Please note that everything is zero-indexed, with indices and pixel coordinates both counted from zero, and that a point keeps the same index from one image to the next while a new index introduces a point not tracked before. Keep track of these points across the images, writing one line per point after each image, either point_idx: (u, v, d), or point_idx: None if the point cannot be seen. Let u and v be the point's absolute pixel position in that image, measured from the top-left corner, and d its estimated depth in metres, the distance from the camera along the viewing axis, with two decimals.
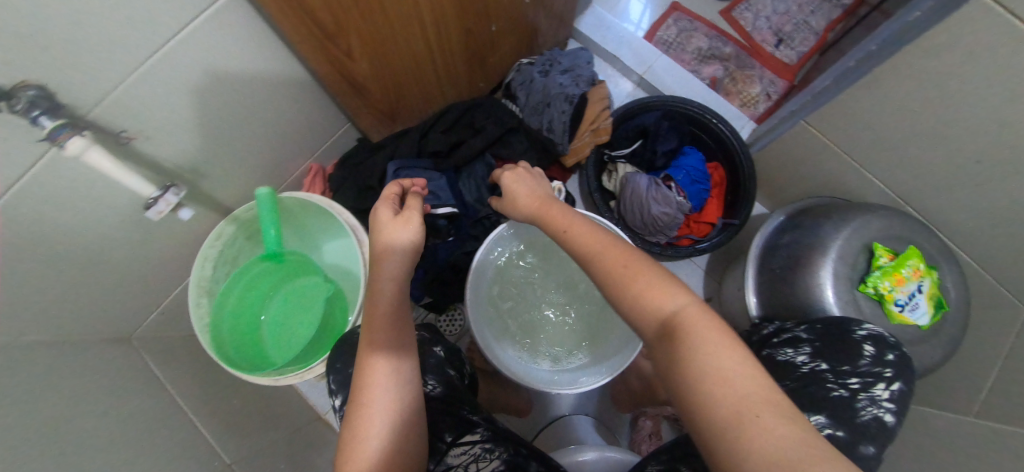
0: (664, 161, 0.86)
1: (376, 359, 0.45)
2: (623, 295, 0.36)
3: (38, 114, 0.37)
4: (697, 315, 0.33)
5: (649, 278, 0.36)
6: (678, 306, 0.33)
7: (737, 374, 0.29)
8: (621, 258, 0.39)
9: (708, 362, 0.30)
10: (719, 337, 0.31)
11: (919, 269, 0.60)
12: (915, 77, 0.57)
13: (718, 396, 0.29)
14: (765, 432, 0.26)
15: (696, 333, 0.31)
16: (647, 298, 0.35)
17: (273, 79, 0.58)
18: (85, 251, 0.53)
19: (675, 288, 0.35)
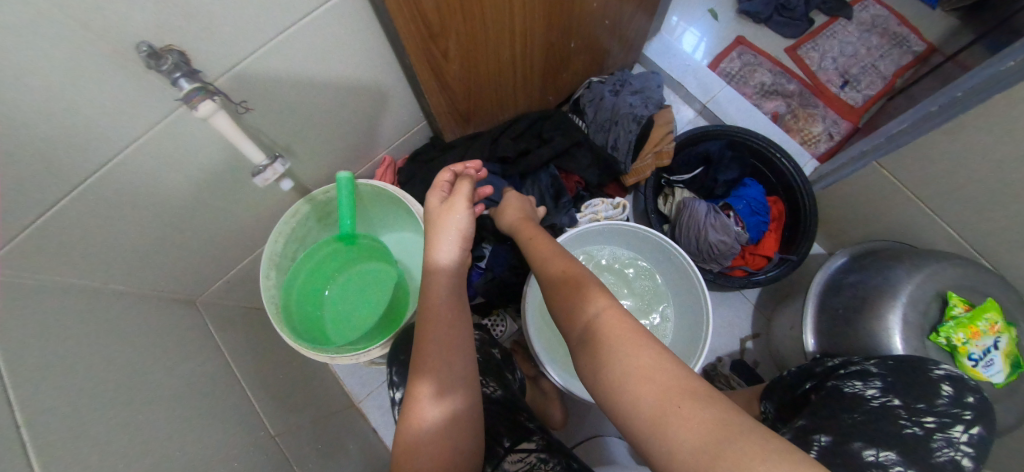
0: (723, 190, 0.86)
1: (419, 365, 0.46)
2: (563, 311, 0.40)
3: (179, 76, 0.40)
4: (613, 318, 0.36)
5: (577, 290, 0.40)
6: (600, 309, 0.37)
7: (647, 366, 0.32)
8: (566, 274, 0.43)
9: (617, 360, 0.33)
10: (628, 336, 0.34)
11: (996, 323, 0.57)
12: (1005, 126, 0.56)
13: (640, 393, 0.30)
14: (675, 423, 0.28)
15: (611, 338, 0.34)
16: (578, 311, 0.39)
17: (371, 71, 0.62)
18: (178, 211, 0.57)
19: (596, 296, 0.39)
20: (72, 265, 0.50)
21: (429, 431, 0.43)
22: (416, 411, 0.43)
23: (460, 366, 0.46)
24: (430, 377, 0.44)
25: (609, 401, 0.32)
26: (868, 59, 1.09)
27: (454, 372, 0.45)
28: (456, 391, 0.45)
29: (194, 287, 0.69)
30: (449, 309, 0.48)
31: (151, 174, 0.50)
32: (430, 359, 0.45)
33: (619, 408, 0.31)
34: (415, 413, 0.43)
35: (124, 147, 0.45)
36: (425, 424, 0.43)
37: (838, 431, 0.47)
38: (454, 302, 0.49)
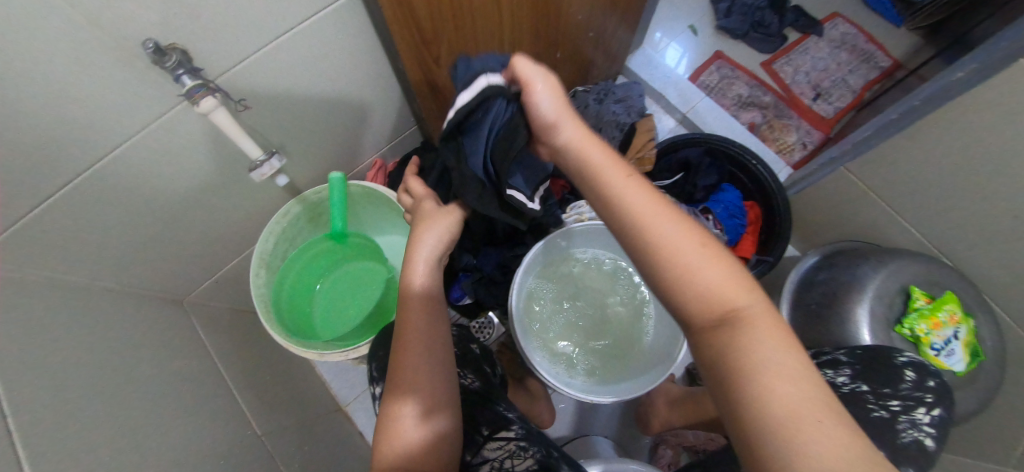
0: (703, 195, 0.89)
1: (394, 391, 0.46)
2: (682, 281, 0.32)
3: (182, 73, 0.43)
4: (762, 315, 0.31)
5: (720, 265, 0.32)
6: (747, 301, 0.31)
7: (793, 374, 0.28)
8: (692, 236, 0.33)
9: (765, 359, 0.29)
10: (779, 342, 0.30)
11: (954, 314, 0.62)
12: (958, 132, 0.61)
13: (785, 405, 0.27)
14: (826, 442, 0.25)
15: (757, 336, 0.30)
16: (714, 295, 0.31)
17: (365, 76, 0.64)
18: (170, 208, 0.58)
19: (743, 281, 0.32)
20: (65, 258, 0.50)
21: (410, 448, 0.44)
22: (396, 428, 0.45)
23: (430, 393, 0.47)
24: (414, 396, 0.46)
25: (738, 394, 0.29)
26: (838, 73, 1.16)
27: (433, 394, 0.47)
28: (439, 408, 0.47)
29: (182, 287, 0.69)
30: (426, 335, 0.49)
31: (143, 168, 0.51)
32: (412, 382, 0.47)
33: (750, 404, 0.28)
34: (396, 429, 0.45)
35: (121, 143, 0.47)
36: (403, 440, 0.44)
37: None
38: (427, 327, 0.50)
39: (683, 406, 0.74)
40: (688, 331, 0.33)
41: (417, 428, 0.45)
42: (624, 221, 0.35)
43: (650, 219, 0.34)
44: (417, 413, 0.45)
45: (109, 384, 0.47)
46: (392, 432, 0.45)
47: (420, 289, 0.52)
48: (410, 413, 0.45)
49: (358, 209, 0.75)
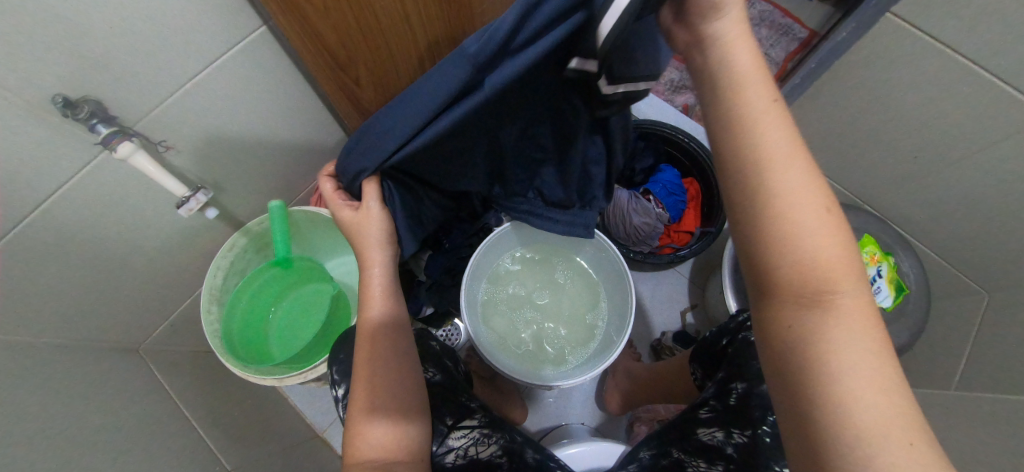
0: (642, 177, 0.94)
1: (366, 417, 0.44)
2: (791, 249, 0.29)
3: (96, 122, 0.45)
4: (856, 308, 0.29)
5: (828, 249, 0.29)
6: (846, 293, 0.29)
7: (879, 371, 0.27)
8: (820, 204, 0.29)
9: (842, 348, 0.28)
10: (870, 337, 0.28)
11: (875, 254, 0.66)
12: (851, 86, 0.67)
13: (854, 391, 0.27)
14: (896, 440, 0.26)
15: (849, 329, 0.28)
16: (822, 276, 0.29)
17: (293, 103, 0.67)
18: (111, 254, 0.59)
19: (848, 272, 0.29)
20: (24, 319, 0.51)
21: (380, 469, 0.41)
22: (362, 452, 0.43)
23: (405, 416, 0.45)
24: (378, 420, 0.44)
25: (815, 381, 0.28)
26: (761, 49, 1.22)
27: (403, 416, 0.45)
28: (411, 429, 0.45)
29: (135, 334, 0.69)
30: (392, 365, 0.47)
31: (72, 219, 0.51)
32: (376, 406, 0.45)
33: (832, 397, 0.27)
34: (365, 451, 0.43)
35: (48, 196, 0.47)
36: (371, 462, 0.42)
37: (750, 376, 0.51)
38: (394, 352, 0.49)
39: (651, 381, 0.76)
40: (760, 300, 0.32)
41: (388, 449, 0.43)
42: (744, 159, 0.30)
43: (776, 180, 0.29)
44: (383, 432, 0.43)
45: (69, 433, 0.48)
46: (361, 456, 0.43)
47: (379, 319, 0.50)
48: (380, 436, 0.43)
49: (307, 234, 0.77)
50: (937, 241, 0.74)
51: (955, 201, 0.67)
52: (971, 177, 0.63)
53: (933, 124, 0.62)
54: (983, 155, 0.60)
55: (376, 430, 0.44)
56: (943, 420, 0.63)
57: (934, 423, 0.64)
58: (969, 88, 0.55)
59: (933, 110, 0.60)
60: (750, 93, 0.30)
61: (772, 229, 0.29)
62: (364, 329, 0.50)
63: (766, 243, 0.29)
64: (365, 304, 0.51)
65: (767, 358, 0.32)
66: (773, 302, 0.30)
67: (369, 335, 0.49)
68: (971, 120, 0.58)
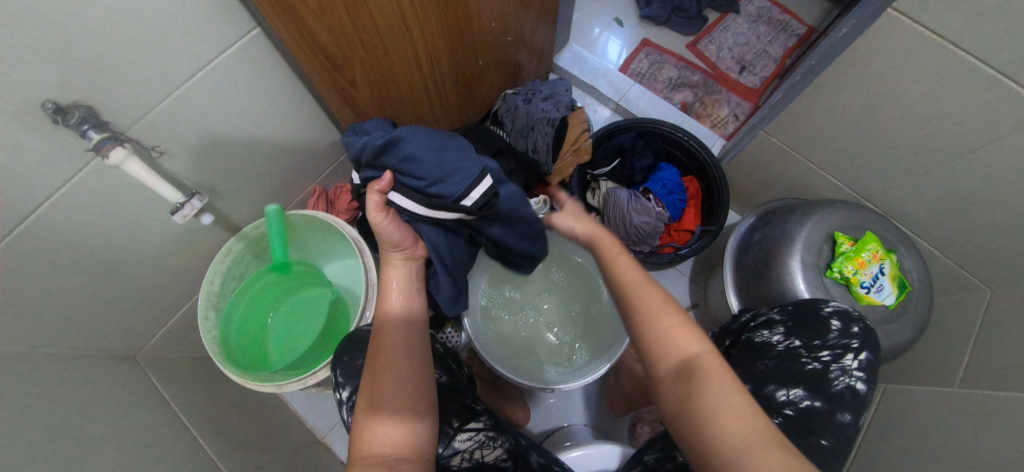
0: (642, 177, 0.93)
1: (381, 404, 0.44)
2: (654, 329, 0.43)
3: (87, 128, 0.44)
4: (709, 362, 0.40)
5: (673, 324, 0.43)
6: (699, 352, 0.41)
7: (740, 405, 0.36)
8: (659, 298, 0.45)
9: (711, 393, 0.37)
10: (727, 382, 0.38)
11: (877, 252, 0.65)
12: (850, 83, 0.66)
13: (727, 422, 0.35)
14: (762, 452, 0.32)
15: (709, 377, 0.38)
16: (679, 347, 0.41)
17: (286, 106, 0.66)
18: (105, 262, 0.58)
19: (696, 337, 0.42)
20: (19, 328, 0.50)
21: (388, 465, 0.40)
22: (371, 445, 0.41)
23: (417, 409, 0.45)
24: (390, 413, 0.43)
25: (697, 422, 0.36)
26: (759, 45, 1.21)
27: (412, 414, 0.44)
28: (418, 430, 0.44)
29: (133, 341, 0.68)
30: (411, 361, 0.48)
31: (67, 227, 0.51)
32: (389, 399, 0.44)
33: (703, 429, 0.36)
34: (372, 445, 0.41)
35: (41, 203, 0.46)
36: (379, 458, 0.40)
37: (755, 379, 0.53)
38: (412, 344, 0.50)
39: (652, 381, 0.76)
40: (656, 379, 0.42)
41: (398, 445, 0.42)
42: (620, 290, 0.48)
43: (630, 288, 0.47)
44: (395, 426, 0.42)
45: (70, 442, 0.47)
46: (370, 451, 0.41)
47: (400, 311, 0.52)
48: (390, 428, 0.42)
49: (304, 238, 0.76)
50: (939, 237, 0.74)
51: (958, 197, 0.67)
52: (976, 173, 0.63)
53: (935, 121, 0.61)
54: (988, 150, 0.60)
55: (387, 423, 0.42)
56: (944, 414, 0.63)
57: (935, 418, 0.64)
58: (973, 84, 0.55)
59: (935, 106, 0.60)
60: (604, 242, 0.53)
61: (637, 322, 0.45)
62: (385, 325, 0.50)
63: (641, 329, 0.44)
64: (385, 300, 0.53)
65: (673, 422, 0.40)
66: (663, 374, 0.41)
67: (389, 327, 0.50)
68: (975, 116, 0.57)
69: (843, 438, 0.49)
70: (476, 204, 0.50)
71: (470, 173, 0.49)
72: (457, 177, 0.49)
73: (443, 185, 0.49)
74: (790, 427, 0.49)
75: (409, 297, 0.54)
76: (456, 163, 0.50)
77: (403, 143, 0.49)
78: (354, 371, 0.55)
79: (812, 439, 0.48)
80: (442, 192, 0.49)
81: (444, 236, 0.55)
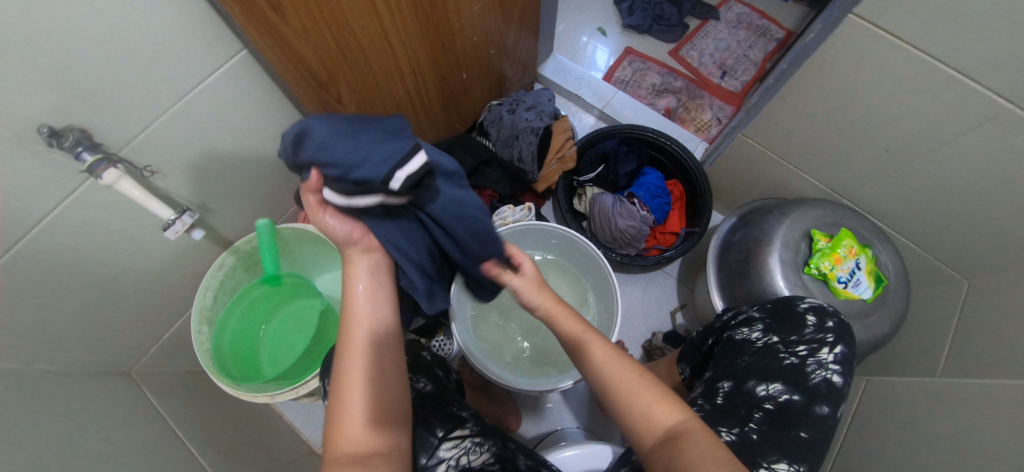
0: (626, 181, 0.95)
1: (350, 404, 0.43)
2: (633, 403, 0.43)
3: (81, 150, 0.46)
4: (692, 429, 0.41)
5: (654, 391, 0.43)
6: (680, 420, 0.42)
7: (721, 464, 0.38)
8: (632, 369, 0.45)
9: (695, 455, 0.38)
10: (709, 446, 0.39)
11: (852, 248, 0.67)
12: (819, 86, 0.68)
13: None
14: None
15: (691, 443, 0.39)
16: (657, 416, 0.42)
17: (274, 122, 0.68)
18: (100, 279, 0.59)
19: (676, 404, 0.43)
20: (16, 346, 0.52)
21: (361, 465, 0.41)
22: (342, 444, 0.42)
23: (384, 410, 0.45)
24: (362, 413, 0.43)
25: None
26: (740, 50, 1.24)
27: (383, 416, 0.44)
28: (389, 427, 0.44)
29: (128, 356, 0.70)
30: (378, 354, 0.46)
31: (63, 246, 0.52)
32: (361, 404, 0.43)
33: None
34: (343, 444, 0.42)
35: (37, 223, 0.48)
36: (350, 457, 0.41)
37: (736, 374, 0.54)
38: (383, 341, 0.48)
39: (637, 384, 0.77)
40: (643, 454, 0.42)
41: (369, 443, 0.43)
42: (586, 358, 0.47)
43: (602, 357, 0.46)
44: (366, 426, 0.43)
45: (66, 456, 0.48)
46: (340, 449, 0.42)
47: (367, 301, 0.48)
48: (360, 430, 0.43)
49: (295, 250, 0.78)
50: (914, 232, 0.75)
51: (928, 192, 0.69)
52: (946, 168, 0.65)
53: (902, 119, 0.64)
54: (954, 146, 0.62)
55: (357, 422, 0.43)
56: (922, 403, 0.64)
57: (914, 407, 0.65)
58: (934, 83, 0.57)
59: (899, 105, 0.62)
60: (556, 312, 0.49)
61: (612, 392, 0.44)
62: (352, 320, 0.47)
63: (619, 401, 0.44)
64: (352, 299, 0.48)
65: None
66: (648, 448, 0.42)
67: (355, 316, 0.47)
68: (937, 114, 0.60)
69: (821, 429, 0.50)
70: (406, 185, 0.37)
71: (398, 149, 0.36)
72: (379, 155, 0.35)
73: (369, 170, 0.35)
74: (771, 421, 0.50)
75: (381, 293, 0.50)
76: (383, 141, 0.36)
77: (316, 131, 0.35)
78: None
79: (792, 432, 0.49)
80: (363, 178, 0.35)
81: (400, 230, 0.47)
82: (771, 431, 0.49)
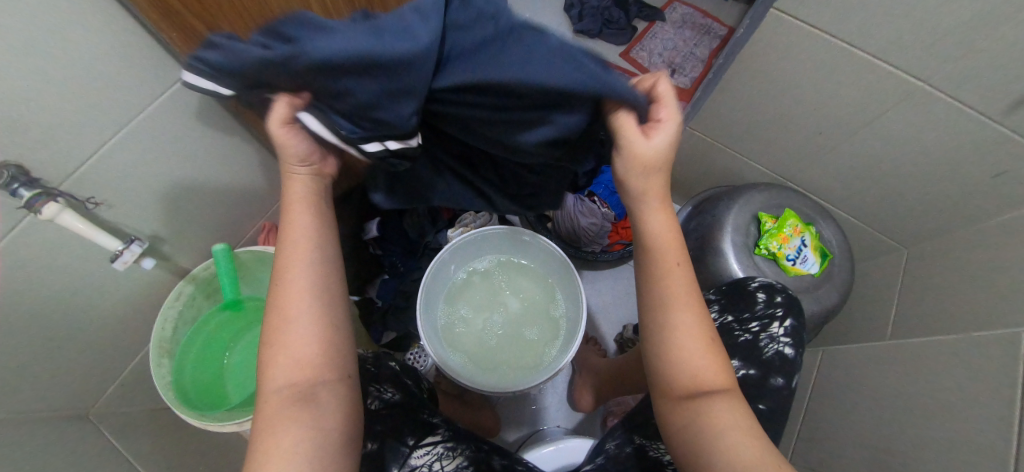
0: (585, 180, 0.97)
1: (287, 334, 0.39)
2: (684, 358, 0.41)
3: (18, 186, 0.44)
4: (729, 395, 0.40)
5: (710, 352, 0.41)
6: (721, 385, 0.40)
7: (751, 435, 0.38)
8: (703, 326, 0.41)
9: (727, 425, 0.38)
10: (744, 417, 0.39)
11: (797, 226, 0.71)
12: (752, 76, 0.72)
13: (737, 450, 0.37)
14: None
15: (727, 410, 0.39)
16: (703, 375, 0.40)
17: (224, 145, 0.67)
18: (47, 318, 0.57)
19: (723, 368, 0.42)
20: None
21: (299, 401, 0.37)
22: (278, 381, 0.38)
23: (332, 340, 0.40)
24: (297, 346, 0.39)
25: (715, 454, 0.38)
26: (686, 48, 1.27)
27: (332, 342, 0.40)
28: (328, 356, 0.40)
29: (85, 397, 0.67)
30: (317, 276, 0.41)
31: (4, 287, 0.50)
32: (301, 337, 0.39)
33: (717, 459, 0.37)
34: (275, 378, 0.38)
35: None
36: (284, 392, 0.38)
37: None
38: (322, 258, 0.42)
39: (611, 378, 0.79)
40: (664, 390, 0.42)
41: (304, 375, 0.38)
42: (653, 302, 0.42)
43: (677, 304, 0.41)
44: (302, 358, 0.38)
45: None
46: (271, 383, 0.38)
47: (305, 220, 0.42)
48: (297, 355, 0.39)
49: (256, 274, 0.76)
50: (853, 207, 0.80)
51: (859, 169, 0.74)
52: (873, 146, 0.70)
53: (829, 103, 0.68)
54: (878, 125, 0.66)
55: (293, 356, 0.38)
56: (869, 365, 0.68)
57: (862, 368, 0.69)
58: (853, 68, 0.61)
59: (824, 90, 0.67)
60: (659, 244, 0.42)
61: (665, 339, 0.41)
62: (288, 235, 0.41)
63: (673, 352, 0.41)
64: (287, 221, 0.42)
65: (675, 434, 0.41)
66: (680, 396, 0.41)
67: (291, 234, 0.41)
68: (858, 97, 0.65)
69: (779, 400, 0.53)
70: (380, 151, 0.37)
71: (401, 126, 0.34)
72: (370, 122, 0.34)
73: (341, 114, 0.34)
74: None
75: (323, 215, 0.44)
76: (370, 103, 0.31)
77: (303, 37, 0.28)
78: None
79: (751, 405, 0.52)
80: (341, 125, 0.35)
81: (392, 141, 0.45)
82: None
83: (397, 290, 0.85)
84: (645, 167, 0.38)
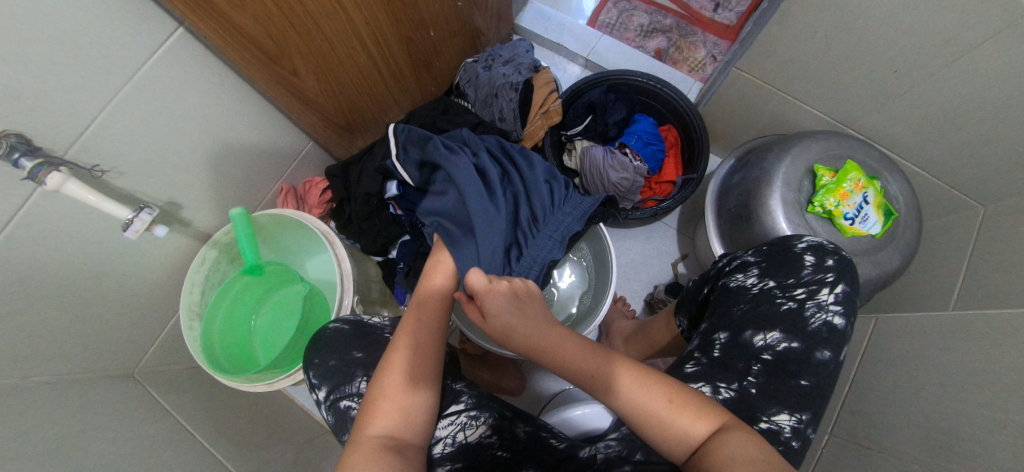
0: (616, 131, 0.89)
1: (389, 390, 0.45)
2: (667, 422, 0.38)
3: (19, 156, 0.42)
4: (729, 436, 0.36)
5: (693, 403, 0.39)
6: (710, 433, 0.37)
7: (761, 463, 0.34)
8: (669, 386, 0.40)
9: (727, 458, 0.35)
10: (748, 452, 0.35)
11: (860, 181, 0.63)
12: (817, 5, 0.61)
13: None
14: None
15: (724, 449, 0.35)
16: (690, 429, 0.38)
17: (230, 104, 0.64)
18: (78, 285, 0.58)
19: (716, 419, 0.38)
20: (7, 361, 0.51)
21: (392, 450, 0.41)
22: (373, 426, 0.43)
23: (419, 387, 0.46)
24: (391, 407, 0.44)
25: None
26: None
27: (419, 398, 0.45)
28: (416, 418, 0.44)
29: (129, 359, 0.70)
30: (426, 349, 0.49)
31: (30, 258, 0.50)
32: (394, 400, 0.44)
33: None
34: (373, 427, 0.43)
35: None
36: (383, 441, 0.42)
37: (732, 324, 0.51)
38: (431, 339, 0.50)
39: (637, 340, 0.77)
40: (666, 457, 0.39)
41: (400, 433, 0.43)
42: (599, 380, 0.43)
43: (629, 377, 0.42)
44: (397, 414, 0.44)
45: (78, 465, 0.49)
46: (371, 431, 0.42)
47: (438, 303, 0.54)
48: (391, 414, 0.44)
49: (277, 236, 0.76)
50: (927, 159, 0.71)
51: (939, 113, 0.64)
52: (961, 85, 0.59)
53: (912, 34, 0.57)
54: (973, 59, 0.55)
55: (384, 414, 0.43)
56: (929, 333, 0.62)
57: (920, 335, 0.63)
58: None
59: (909, 18, 0.56)
60: (566, 336, 0.46)
61: (634, 407, 0.40)
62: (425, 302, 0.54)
63: (651, 412, 0.39)
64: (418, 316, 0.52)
65: None
66: (681, 448, 0.38)
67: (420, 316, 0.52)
68: (953, 24, 0.53)
69: (823, 375, 0.48)
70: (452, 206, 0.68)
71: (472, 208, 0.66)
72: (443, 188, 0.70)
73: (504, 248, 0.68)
74: (769, 371, 0.48)
75: (426, 331, 0.50)
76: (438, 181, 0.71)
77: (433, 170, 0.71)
78: (328, 371, 0.55)
79: (792, 381, 0.48)
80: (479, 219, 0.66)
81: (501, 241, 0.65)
82: (769, 382, 0.47)
83: (418, 251, 0.81)
84: (502, 331, 0.47)
